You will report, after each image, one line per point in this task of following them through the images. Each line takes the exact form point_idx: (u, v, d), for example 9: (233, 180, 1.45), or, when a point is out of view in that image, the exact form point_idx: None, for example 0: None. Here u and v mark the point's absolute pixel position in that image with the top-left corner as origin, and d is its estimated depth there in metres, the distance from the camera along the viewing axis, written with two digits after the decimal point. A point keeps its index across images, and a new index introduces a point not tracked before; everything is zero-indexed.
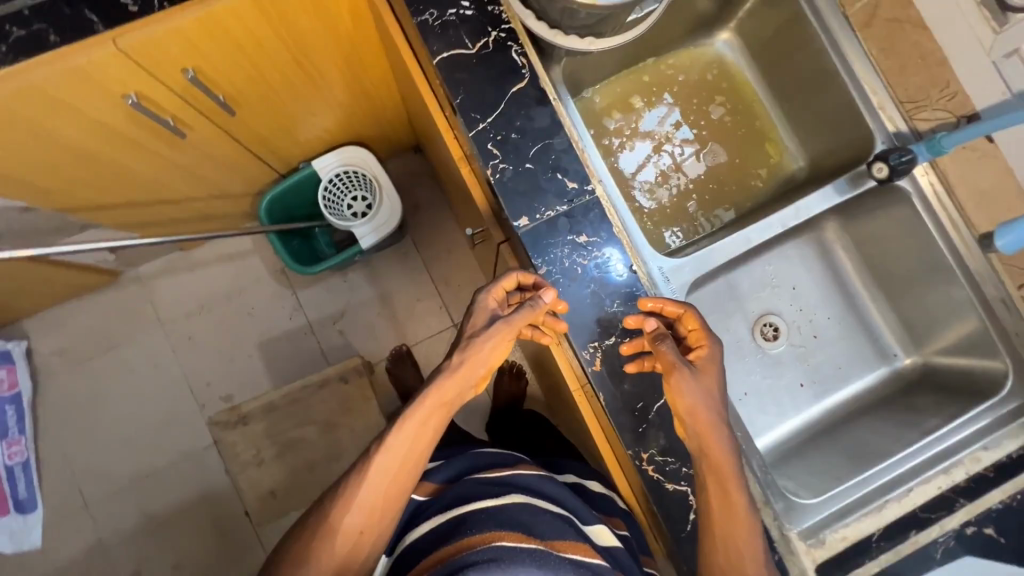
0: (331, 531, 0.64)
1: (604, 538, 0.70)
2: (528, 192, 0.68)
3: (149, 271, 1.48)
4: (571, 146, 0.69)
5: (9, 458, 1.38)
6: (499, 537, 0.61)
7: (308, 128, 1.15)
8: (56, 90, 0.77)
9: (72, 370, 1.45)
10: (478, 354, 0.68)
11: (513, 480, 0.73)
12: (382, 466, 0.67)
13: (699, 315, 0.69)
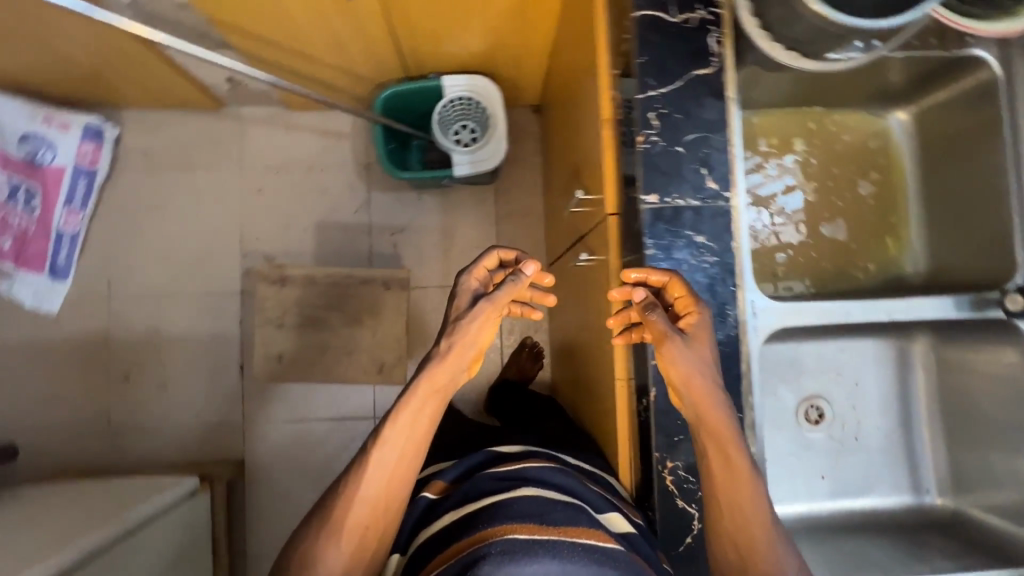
0: (336, 528, 0.72)
1: (618, 523, 0.70)
2: (669, 173, 0.61)
3: (249, 114, 1.51)
4: (728, 148, 0.62)
5: (65, 225, 1.42)
6: (511, 530, 0.64)
7: (455, 39, 1.15)
8: None
9: (145, 173, 1.50)
10: (465, 340, 0.75)
11: (523, 474, 0.76)
12: (378, 454, 0.73)
13: (685, 279, 0.60)
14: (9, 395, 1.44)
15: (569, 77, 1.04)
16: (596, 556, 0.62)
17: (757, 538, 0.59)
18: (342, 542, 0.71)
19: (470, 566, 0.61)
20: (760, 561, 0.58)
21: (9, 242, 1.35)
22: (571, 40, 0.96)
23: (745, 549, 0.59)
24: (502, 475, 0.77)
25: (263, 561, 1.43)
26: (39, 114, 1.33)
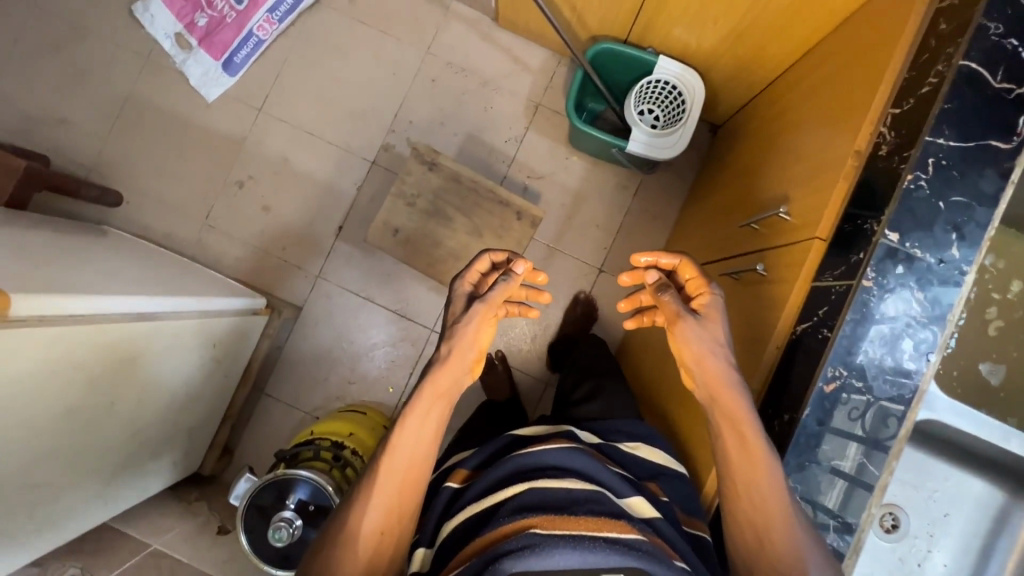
0: (351, 541, 0.71)
1: (639, 507, 0.78)
2: (921, 221, 0.62)
3: (457, 10, 1.52)
4: (989, 224, 0.62)
5: (257, 29, 1.47)
6: (534, 525, 0.69)
7: (699, 21, 1.14)
8: None
9: (342, 18, 1.52)
10: (463, 343, 0.78)
11: (544, 456, 0.82)
12: (391, 460, 0.74)
13: (695, 264, 0.75)
14: (136, 153, 1.51)
15: (793, 107, 1.02)
16: (619, 545, 0.66)
17: (773, 518, 0.65)
18: (359, 548, 0.71)
19: (496, 560, 0.66)
20: (776, 535, 0.64)
21: (205, 21, 1.47)
22: (825, 67, 0.94)
23: (759, 523, 0.65)
24: (521, 464, 0.82)
25: (275, 405, 1.47)
26: None
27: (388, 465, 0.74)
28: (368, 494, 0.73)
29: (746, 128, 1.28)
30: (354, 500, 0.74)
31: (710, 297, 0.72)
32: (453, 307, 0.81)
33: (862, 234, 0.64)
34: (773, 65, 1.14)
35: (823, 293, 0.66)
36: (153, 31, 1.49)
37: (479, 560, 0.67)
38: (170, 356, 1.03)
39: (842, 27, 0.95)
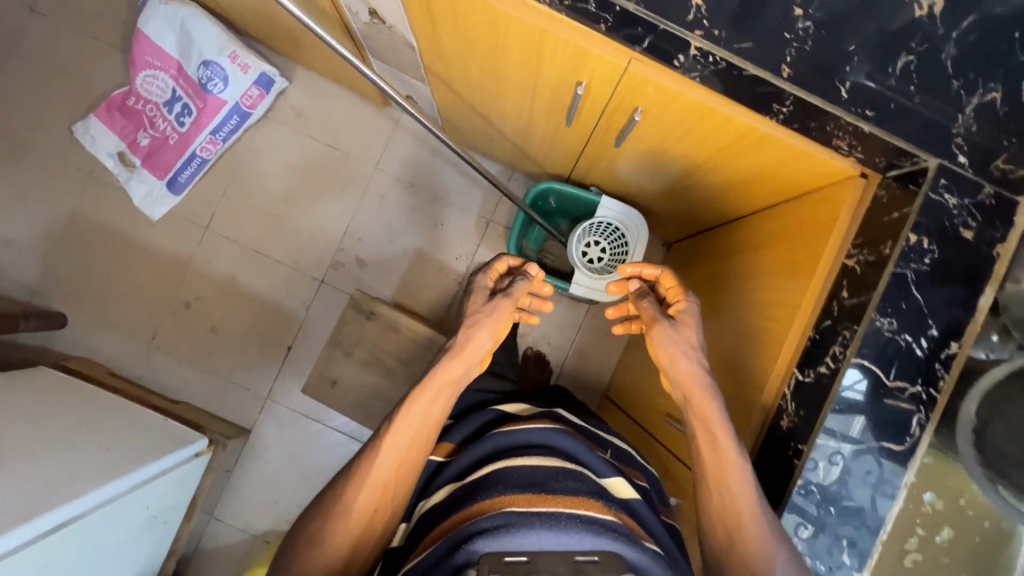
0: (346, 510, 0.74)
1: (621, 490, 0.75)
2: (812, 525, 0.66)
3: (406, 123, 1.50)
4: (879, 530, 0.65)
5: (200, 150, 1.43)
6: (510, 502, 0.65)
7: (634, 176, 1.13)
8: (545, 41, 0.74)
9: (288, 133, 1.50)
10: (480, 329, 0.88)
11: (528, 435, 0.79)
12: (394, 437, 0.78)
13: (675, 275, 0.82)
14: (80, 271, 1.49)
15: (720, 284, 1.02)
16: (595, 526, 0.62)
17: (746, 522, 0.64)
18: (350, 520, 0.74)
19: (467, 540, 0.62)
20: (746, 540, 0.64)
21: (148, 140, 1.44)
22: (745, 260, 0.94)
23: (731, 525, 0.65)
24: (505, 443, 0.78)
25: (225, 529, 1.46)
26: (227, 50, 1.34)
27: (388, 442, 0.77)
28: (366, 471, 0.76)
29: (690, 266, 1.25)
30: (354, 473, 0.76)
31: (687, 309, 0.79)
32: (477, 300, 0.93)
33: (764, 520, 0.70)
34: (707, 219, 1.15)
35: None
36: (96, 151, 1.46)
37: (445, 547, 0.64)
38: (103, 539, 1.02)
39: (759, 215, 0.94)
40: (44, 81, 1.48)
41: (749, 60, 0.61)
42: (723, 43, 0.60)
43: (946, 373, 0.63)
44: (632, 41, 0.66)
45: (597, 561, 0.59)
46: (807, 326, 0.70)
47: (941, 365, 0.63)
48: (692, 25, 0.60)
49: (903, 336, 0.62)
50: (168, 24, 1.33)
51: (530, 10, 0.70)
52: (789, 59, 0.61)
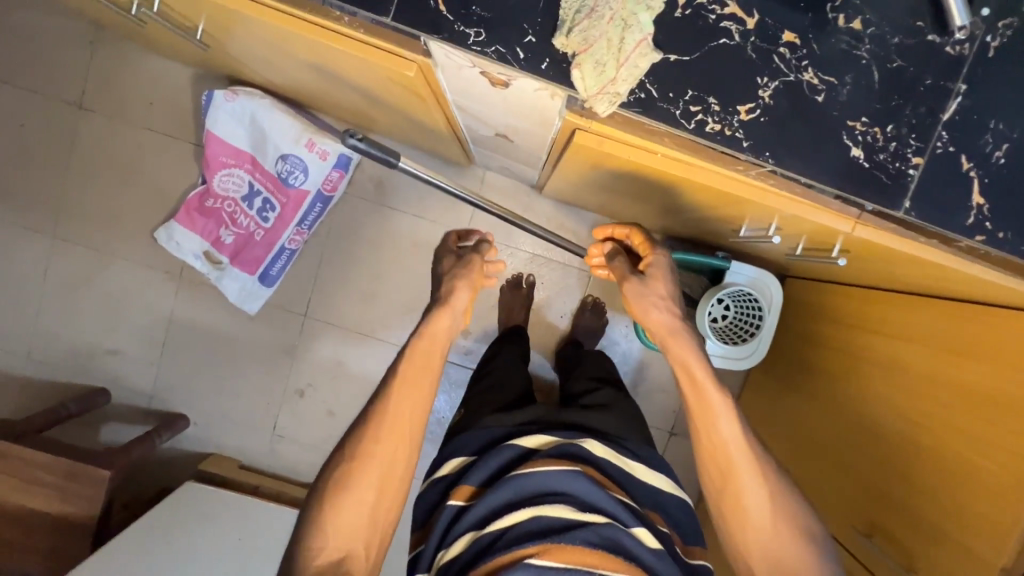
0: (367, 458, 0.69)
1: (648, 540, 0.66)
2: None
3: (492, 181, 1.40)
4: None
5: (289, 243, 1.36)
6: (532, 554, 0.61)
7: (768, 257, 1.08)
8: (744, 201, 0.66)
9: (369, 207, 1.42)
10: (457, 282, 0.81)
11: (544, 479, 0.69)
12: (400, 378, 0.72)
13: (642, 231, 0.86)
14: (192, 374, 1.49)
15: (868, 367, 0.99)
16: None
17: (735, 458, 0.70)
18: (370, 473, 0.68)
19: None
20: (737, 474, 0.70)
21: (232, 238, 1.36)
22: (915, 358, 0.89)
23: (724, 462, 0.71)
24: (520, 486, 0.69)
25: None
26: (303, 139, 1.25)
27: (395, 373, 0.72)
28: (382, 415, 0.70)
29: (815, 313, 1.19)
30: (377, 423, 0.70)
31: (664, 262, 0.81)
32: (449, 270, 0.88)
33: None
34: (840, 286, 1.11)
35: None
36: (182, 256, 1.40)
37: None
38: None
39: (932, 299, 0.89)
40: (112, 185, 1.42)
41: None
42: (1008, 245, 0.53)
43: None
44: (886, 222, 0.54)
45: None
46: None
47: None
48: (974, 230, 0.52)
49: None
50: (239, 119, 1.26)
51: (742, 183, 0.61)
52: None
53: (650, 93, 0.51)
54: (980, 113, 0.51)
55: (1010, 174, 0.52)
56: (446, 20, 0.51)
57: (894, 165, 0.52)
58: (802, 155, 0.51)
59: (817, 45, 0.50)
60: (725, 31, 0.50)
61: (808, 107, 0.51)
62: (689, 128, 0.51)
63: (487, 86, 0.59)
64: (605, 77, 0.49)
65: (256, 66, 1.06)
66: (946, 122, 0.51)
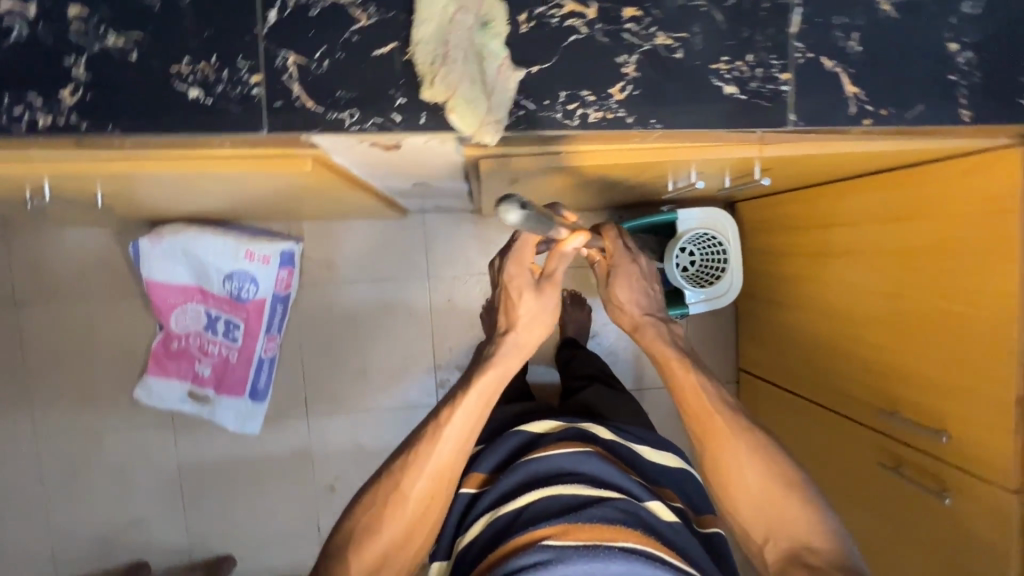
0: (401, 499, 0.67)
1: (660, 513, 0.68)
2: None
3: (432, 221, 1.42)
4: None
5: (265, 352, 1.36)
6: (547, 534, 0.61)
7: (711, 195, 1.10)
8: (654, 163, 0.68)
9: (328, 290, 1.43)
10: (523, 296, 0.73)
11: (556, 463, 0.70)
12: (453, 426, 0.69)
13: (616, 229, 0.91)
14: (220, 512, 1.46)
15: (835, 262, 1.02)
16: (636, 557, 0.59)
17: (711, 420, 0.76)
18: (402, 509, 0.67)
19: None
20: (714, 432, 0.75)
21: (210, 369, 1.35)
22: (871, 239, 0.93)
23: (702, 425, 0.77)
24: (533, 472, 0.70)
25: None
26: (241, 251, 1.26)
27: (449, 424, 0.69)
28: (423, 460, 0.68)
29: (769, 229, 1.23)
30: (417, 455, 0.69)
31: (634, 266, 0.87)
32: (518, 261, 0.74)
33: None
34: (786, 199, 1.15)
35: None
36: (166, 404, 1.38)
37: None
38: None
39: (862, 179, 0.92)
40: (75, 363, 1.40)
41: (927, 123, 0.56)
42: (893, 119, 0.56)
43: None
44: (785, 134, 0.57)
45: None
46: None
47: None
48: (859, 117, 0.55)
49: None
50: (173, 257, 1.26)
51: (646, 150, 0.64)
52: (963, 101, 0.56)
53: (528, 107, 0.53)
54: (821, 16, 0.54)
55: (870, 56, 0.55)
56: (318, 112, 0.52)
57: (768, 87, 0.54)
58: (683, 110, 0.54)
59: (656, 10, 0.53)
60: (572, 28, 0.53)
61: (672, 67, 0.54)
62: (575, 125, 0.54)
63: (381, 152, 0.61)
64: (480, 109, 0.51)
65: (168, 204, 1.06)
66: (796, 34, 0.54)
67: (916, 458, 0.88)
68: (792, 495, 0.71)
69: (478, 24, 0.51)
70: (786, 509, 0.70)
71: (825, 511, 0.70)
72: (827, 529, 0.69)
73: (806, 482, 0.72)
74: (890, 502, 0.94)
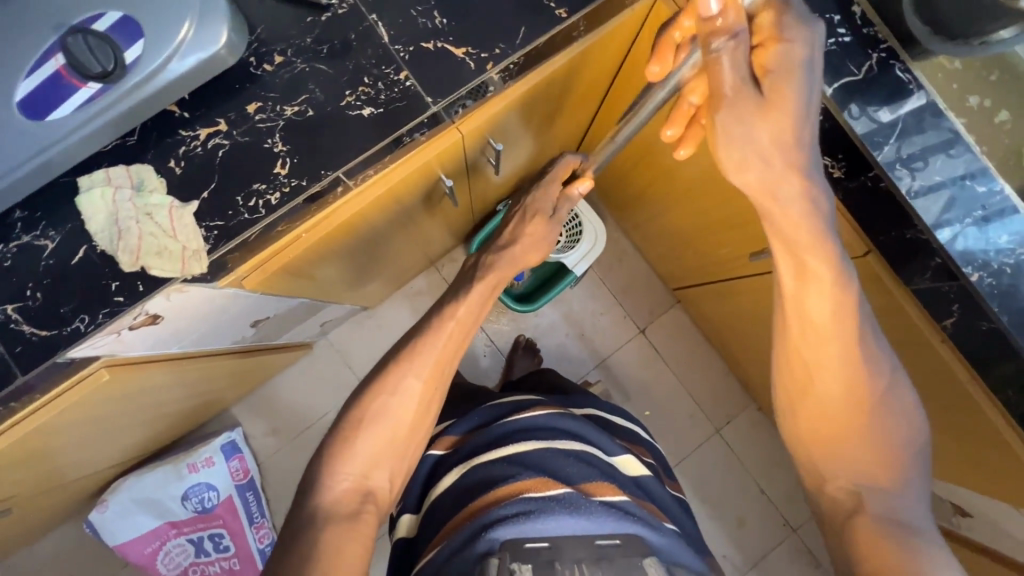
0: (400, 392, 0.65)
1: (632, 468, 0.70)
2: (946, 205, 0.65)
3: (338, 337, 1.47)
4: (973, 150, 0.66)
5: (262, 541, 1.35)
6: (528, 488, 0.60)
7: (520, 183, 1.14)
8: (395, 193, 0.74)
9: (287, 452, 1.43)
10: (537, 214, 0.82)
11: (536, 423, 0.70)
12: (456, 320, 0.70)
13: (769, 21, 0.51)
14: None
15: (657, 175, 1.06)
16: (615, 511, 0.59)
17: (829, 351, 0.57)
18: (399, 400, 0.65)
19: (486, 530, 0.57)
20: (824, 373, 0.58)
21: None
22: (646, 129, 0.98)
23: (810, 356, 0.58)
24: (512, 429, 0.69)
25: None
26: (184, 469, 1.30)
27: (452, 317, 0.70)
28: (427, 350, 0.67)
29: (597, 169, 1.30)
30: (403, 351, 0.67)
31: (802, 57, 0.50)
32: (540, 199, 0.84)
33: (931, 263, 0.68)
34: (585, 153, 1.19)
35: (936, 293, 0.69)
36: None
37: (462, 537, 0.59)
38: None
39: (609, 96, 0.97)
40: None
41: (537, 37, 0.63)
42: (508, 51, 0.63)
43: (875, 29, 0.67)
44: (441, 117, 0.64)
45: (619, 544, 0.57)
46: None
47: (866, 27, 0.67)
48: (481, 66, 0.62)
49: (826, 43, 0.67)
50: (128, 513, 1.28)
51: (366, 189, 0.69)
52: (552, 4, 0.63)
53: (219, 225, 0.59)
54: (400, 17, 0.62)
55: (454, 19, 0.62)
56: (55, 335, 0.57)
57: (395, 90, 0.61)
58: (343, 148, 0.61)
59: (272, 93, 0.61)
60: (216, 146, 0.60)
61: (310, 124, 0.61)
62: (263, 214, 0.60)
63: (154, 327, 0.65)
64: (177, 251, 0.58)
65: (82, 471, 1.08)
66: (389, 41, 0.62)
67: None
68: (885, 437, 0.57)
69: (135, 192, 0.58)
70: (880, 454, 0.57)
71: (918, 454, 0.57)
72: (913, 478, 0.56)
73: (914, 423, 0.57)
74: None
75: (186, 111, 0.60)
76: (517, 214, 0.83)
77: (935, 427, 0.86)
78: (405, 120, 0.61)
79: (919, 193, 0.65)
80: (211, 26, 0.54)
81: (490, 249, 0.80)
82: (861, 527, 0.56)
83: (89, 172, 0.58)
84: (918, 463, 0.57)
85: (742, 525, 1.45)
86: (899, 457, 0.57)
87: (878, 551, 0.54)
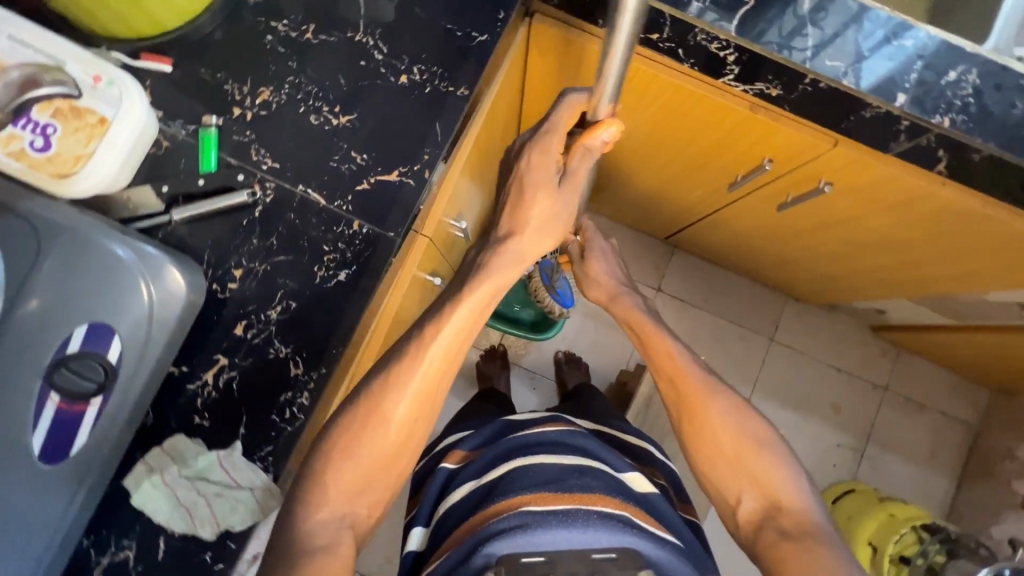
0: (382, 422, 0.54)
1: (640, 483, 0.60)
2: (888, 71, 0.64)
3: None
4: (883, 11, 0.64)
5: None
6: (526, 501, 0.51)
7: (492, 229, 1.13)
8: (398, 319, 0.74)
9: None
10: (539, 190, 0.58)
11: (550, 436, 0.60)
12: (443, 348, 0.55)
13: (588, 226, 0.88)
14: None
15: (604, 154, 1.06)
16: (613, 521, 0.50)
17: (694, 394, 0.66)
18: (379, 427, 0.54)
19: (477, 548, 0.48)
20: (699, 409, 0.65)
21: None
22: None
23: (681, 395, 0.67)
24: (527, 440, 0.60)
25: None
26: None
27: (433, 341, 0.55)
28: (408, 373, 0.54)
29: None
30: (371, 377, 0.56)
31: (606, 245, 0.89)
32: (544, 150, 0.57)
33: (901, 127, 0.68)
34: None
35: (920, 148, 0.70)
36: None
37: (457, 553, 0.51)
38: None
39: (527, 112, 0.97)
40: None
41: (452, 125, 0.63)
42: (434, 151, 0.63)
43: None
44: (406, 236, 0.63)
45: (615, 557, 0.47)
46: (675, 64, 0.74)
47: None
48: (418, 177, 0.62)
49: None
50: None
51: (377, 333, 0.68)
52: (450, 88, 0.63)
53: (272, 449, 0.59)
54: (323, 173, 0.62)
55: (371, 151, 0.62)
56: None
57: (356, 242, 0.61)
58: (337, 319, 0.60)
59: (250, 305, 0.60)
60: (228, 381, 0.59)
61: (298, 314, 0.60)
62: (305, 417, 0.59)
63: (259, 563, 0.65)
64: (247, 496, 0.57)
65: None
66: (327, 200, 0.61)
67: (796, 176, 0.87)
68: (764, 457, 0.61)
69: (181, 466, 0.57)
70: (762, 475, 0.60)
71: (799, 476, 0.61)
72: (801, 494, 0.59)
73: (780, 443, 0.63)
74: (838, 214, 0.93)
75: (183, 365, 0.59)
76: (506, 197, 0.60)
77: (968, 252, 0.87)
78: (378, 262, 0.61)
79: (857, 74, 0.64)
80: (165, 285, 0.53)
81: (488, 241, 0.61)
82: (767, 536, 0.57)
83: (130, 469, 0.57)
84: (796, 475, 0.61)
85: (838, 409, 1.41)
86: (778, 476, 0.60)
87: (789, 554, 0.53)
